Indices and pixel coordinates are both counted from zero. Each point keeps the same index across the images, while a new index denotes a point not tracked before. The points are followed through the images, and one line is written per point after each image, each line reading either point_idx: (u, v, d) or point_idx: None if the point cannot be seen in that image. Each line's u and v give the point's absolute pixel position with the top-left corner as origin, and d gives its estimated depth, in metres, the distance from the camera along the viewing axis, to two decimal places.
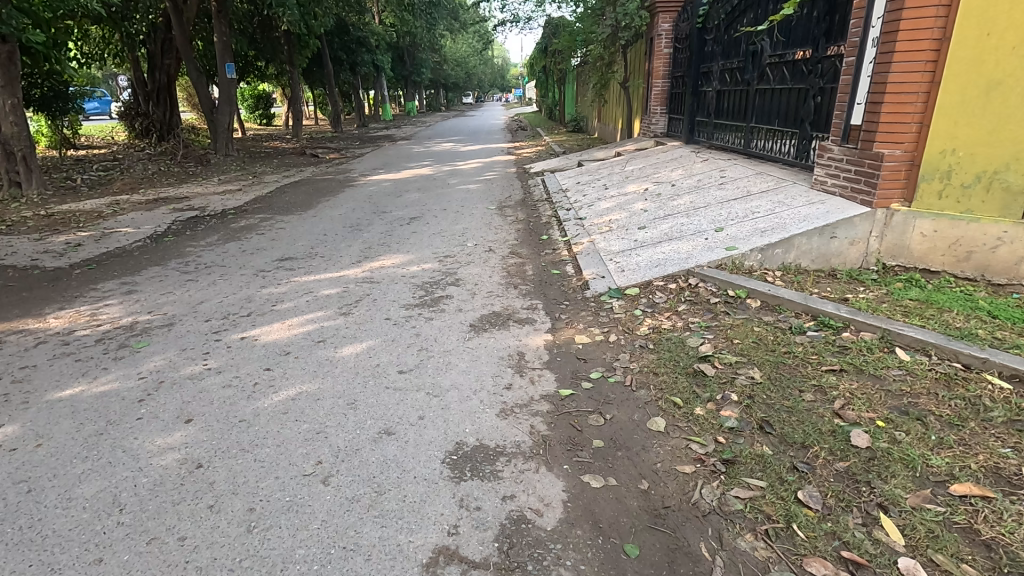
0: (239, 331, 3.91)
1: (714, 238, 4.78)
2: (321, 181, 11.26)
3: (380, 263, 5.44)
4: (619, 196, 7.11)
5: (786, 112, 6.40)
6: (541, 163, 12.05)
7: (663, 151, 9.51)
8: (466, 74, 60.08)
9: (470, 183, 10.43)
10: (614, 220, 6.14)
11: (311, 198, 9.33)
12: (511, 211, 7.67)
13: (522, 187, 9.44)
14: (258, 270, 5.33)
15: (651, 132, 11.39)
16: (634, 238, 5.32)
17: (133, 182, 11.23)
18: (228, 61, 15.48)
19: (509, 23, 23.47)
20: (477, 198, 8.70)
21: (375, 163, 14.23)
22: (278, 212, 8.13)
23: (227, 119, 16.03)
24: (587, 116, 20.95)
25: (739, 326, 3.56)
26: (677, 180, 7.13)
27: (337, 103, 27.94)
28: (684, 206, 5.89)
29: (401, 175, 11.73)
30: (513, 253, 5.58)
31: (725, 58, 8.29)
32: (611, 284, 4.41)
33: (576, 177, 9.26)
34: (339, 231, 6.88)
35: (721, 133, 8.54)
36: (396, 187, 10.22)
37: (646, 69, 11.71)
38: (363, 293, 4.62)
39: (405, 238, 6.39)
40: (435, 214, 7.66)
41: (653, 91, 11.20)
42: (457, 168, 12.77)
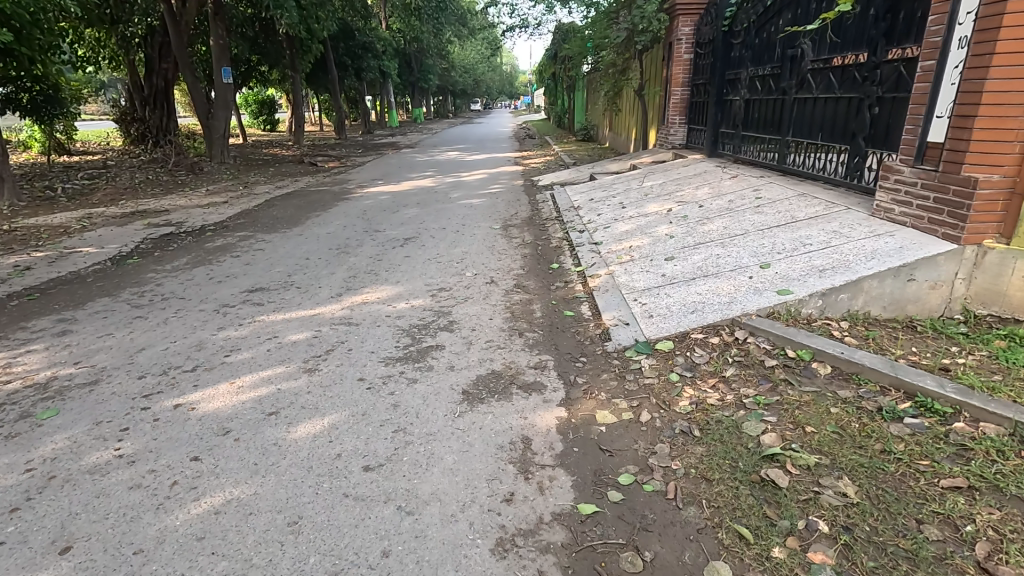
0: (175, 394, 3.14)
1: (760, 276, 3.96)
2: (314, 193, 10.55)
3: (362, 298, 4.67)
4: (638, 217, 6.31)
5: (834, 125, 5.60)
6: (551, 175, 11.29)
7: (684, 165, 8.71)
8: (474, 80, 59.65)
9: (473, 196, 9.70)
10: (635, 247, 5.35)
11: (300, 212, 8.61)
12: (517, 231, 6.90)
13: (529, 203, 8.68)
14: (220, 305, 4.57)
15: (669, 143, 10.62)
16: (661, 272, 4.53)
17: (117, 192, 10.58)
18: (225, 66, 14.86)
19: (518, 29, 22.80)
20: (479, 215, 7.93)
21: (375, 172, 13.54)
22: (261, 229, 7.41)
23: (223, 125, 15.55)
24: (597, 125, 20.22)
25: (810, 406, 2.74)
26: (705, 201, 6.33)
27: (341, 109, 27.38)
28: (717, 234, 5.08)
29: (400, 187, 11.01)
30: (518, 286, 4.80)
31: (756, 64, 7.51)
32: (637, 334, 3.62)
33: (588, 193, 8.48)
34: (323, 253, 6.14)
35: (750, 146, 7.74)
36: (393, 200, 9.50)
37: (664, 75, 10.95)
38: (337, 339, 3.84)
39: (395, 264, 5.64)
40: (432, 234, 6.91)
41: (671, 99, 10.44)
42: (461, 180, 12.06)
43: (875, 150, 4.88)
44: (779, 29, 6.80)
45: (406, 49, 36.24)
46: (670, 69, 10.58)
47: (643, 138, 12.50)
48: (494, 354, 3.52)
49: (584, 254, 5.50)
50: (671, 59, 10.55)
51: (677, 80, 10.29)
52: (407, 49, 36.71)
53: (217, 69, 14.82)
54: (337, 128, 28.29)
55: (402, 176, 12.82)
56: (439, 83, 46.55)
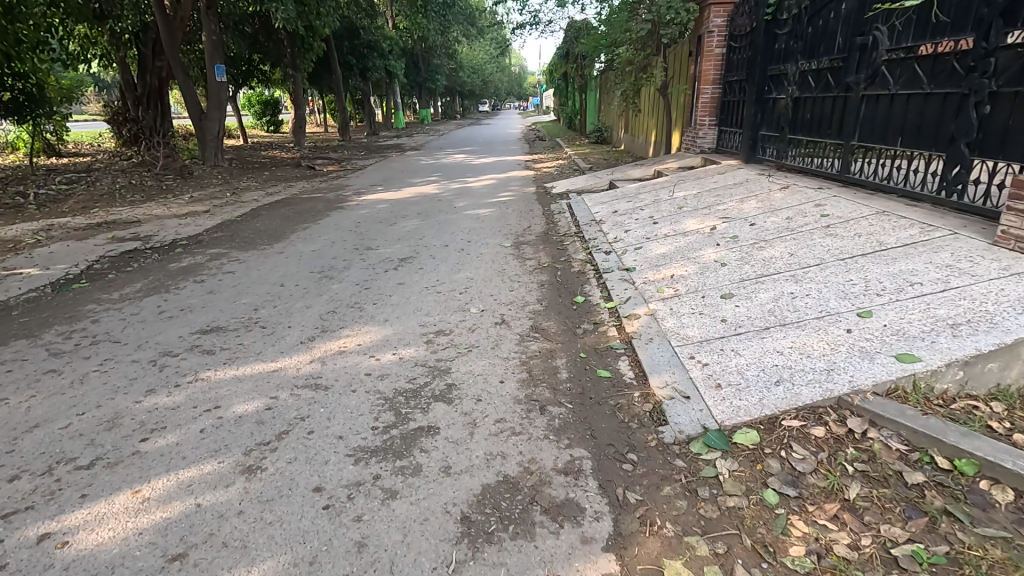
0: (49, 514, 2.18)
1: (862, 329, 2.96)
2: (307, 201, 9.64)
3: (340, 345, 3.71)
4: (676, 237, 5.32)
5: (922, 127, 4.61)
6: (565, 182, 10.32)
7: (719, 172, 7.72)
8: (483, 81, 58.76)
9: (480, 206, 8.74)
10: (679, 277, 4.35)
11: (286, 224, 7.69)
12: (531, 250, 5.93)
13: (544, 215, 7.71)
14: (160, 353, 3.63)
15: (697, 147, 9.63)
16: (719, 317, 3.54)
17: (93, 198, 9.73)
18: (219, 63, 14.04)
19: (528, 27, 21.92)
20: (487, 230, 6.97)
21: (376, 177, 12.64)
22: (238, 245, 6.49)
23: (216, 126, 14.71)
24: (612, 127, 19.25)
25: (1008, 569, 1.74)
26: (755, 218, 5.33)
27: (344, 110, 26.59)
28: (784, 263, 4.07)
29: (401, 194, 10.09)
30: (535, 330, 3.82)
31: (807, 56, 6.51)
32: (704, 416, 2.63)
33: (610, 204, 7.49)
34: (302, 278, 5.20)
35: (798, 152, 6.75)
36: (391, 210, 8.56)
37: (692, 73, 9.97)
38: (297, 413, 2.88)
39: (386, 294, 4.69)
40: (433, 253, 5.97)
41: (700, 99, 9.45)
42: (467, 186, 11.11)
43: (994, 159, 3.89)
44: (840, 15, 5.80)
45: (413, 48, 35.45)
46: (700, 66, 9.60)
47: (666, 141, 11.50)
48: (508, 445, 2.54)
49: (614, 284, 4.52)
50: (700, 54, 9.57)
51: (707, 77, 9.31)
52: (414, 49, 35.92)
53: (210, 66, 14.00)
54: (340, 129, 27.46)
55: (404, 181, 11.91)
56: (447, 83, 45.75)
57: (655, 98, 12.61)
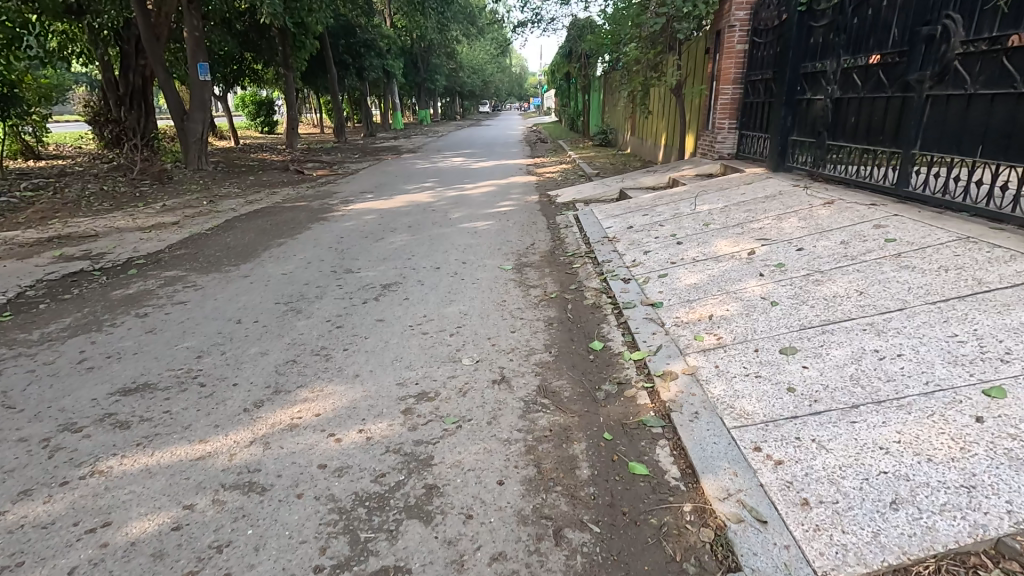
0: None
1: (1000, 417, 2.15)
2: (288, 211, 8.83)
3: (293, 415, 2.89)
4: (707, 264, 4.51)
5: (1015, 134, 3.83)
6: (571, 189, 9.52)
7: (745, 182, 6.90)
8: (483, 82, 57.99)
9: (478, 217, 7.94)
10: (720, 320, 3.53)
11: (260, 239, 6.88)
12: (535, 275, 5.12)
13: (549, 230, 6.91)
14: (59, 425, 2.81)
15: (716, 153, 8.82)
16: (784, 384, 2.72)
17: (56, 206, 8.93)
18: (202, 61, 13.28)
19: (529, 25, 21.16)
20: (484, 247, 6.16)
21: (368, 182, 11.84)
22: (199, 266, 5.69)
23: (199, 128, 13.82)
24: (617, 129, 18.48)
25: None
26: (801, 239, 4.51)
27: (339, 111, 25.83)
28: (853, 306, 3.26)
29: (392, 203, 9.28)
30: (543, 393, 3.00)
31: (851, 50, 5.71)
32: (796, 558, 1.80)
33: (622, 218, 6.69)
34: (264, 311, 4.39)
35: (839, 159, 5.94)
36: (380, 222, 7.76)
37: (710, 71, 9.16)
38: (215, 538, 2.05)
39: (360, 336, 3.86)
40: (421, 278, 5.16)
41: (719, 100, 8.64)
42: (464, 194, 10.30)
43: None
44: (896, 2, 5.02)
45: (411, 48, 34.74)
46: (719, 64, 8.79)
47: (679, 145, 10.69)
48: None
49: (639, 327, 3.69)
50: (720, 51, 8.76)
51: (728, 77, 8.50)
52: (413, 48, 35.21)
53: (192, 64, 13.23)
54: (336, 131, 26.69)
55: (398, 188, 11.09)
56: (446, 83, 44.96)
57: (667, 100, 11.79)
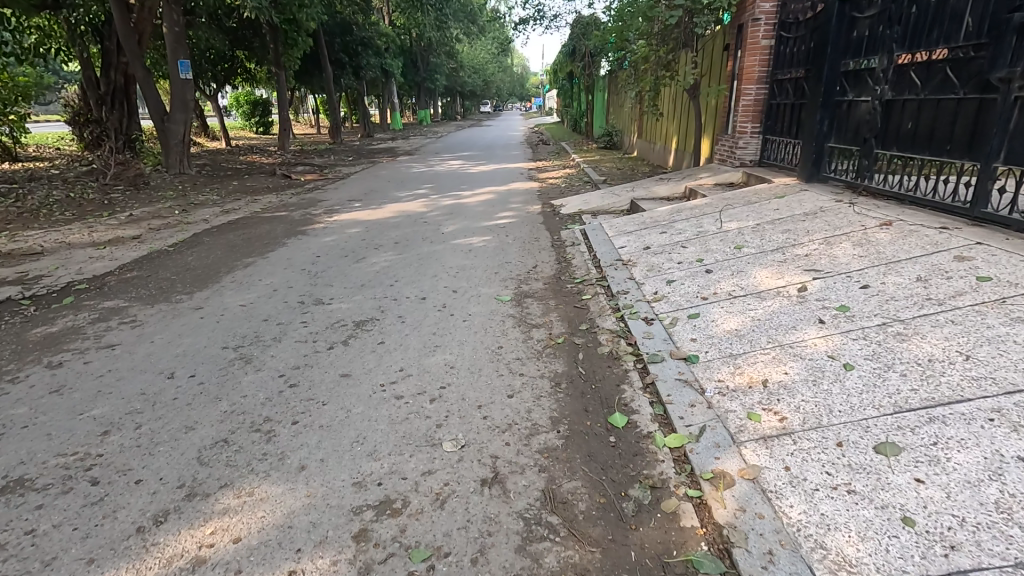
0: None
1: None
2: (266, 222, 8.04)
3: (203, 541, 2.09)
4: (749, 302, 3.71)
5: None
6: (577, 199, 8.72)
7: (776, 195, 6.09)
8: (484, 82, 57.17)
9: (475, 230, 7.14)
10: (778, 389, 2.72)
11: (226, 258, 6.08)
12: (538, 309, 4.31)
13: (553, 248, 6.10)
14: None
15: (737, 160, 8.01)
16: (894, 508, 1.91)
17: (11, 217, 8.13)
18: (183, 58, 12.51)
19: (531, 23, 20.37)
20: (479, 270, 5.36)
21: (358, 189, 11.05)
22: (147, 293, 4.89)
23: (180, 129, 13.02)
24: (623, 131, 17.69)
25: None
26: (862, 271, 3.71)
27: (335, 111, 25.03)
28: (962, 378, 2.45)
29: (381, 213, 8.49)
30: (549, 506, 2.20)
31: (908, 44, 4.91)
32: None
33: (638, 235, 5.88)
34: (206, 360, 3.58)
35: (890, 171, 5.13)
36: (365, 237, 6.97)
37: (730, 69, 8.34)
38: None
39: (317, 400, 3.05)
40: (404, 312, 4.36)
41: (741, 102, 7.82)
42: (460, 202, 9.50)
43: None
44: None
45: (411, 46, 33.98)
46: (740, 61, 7.97)
47: (694, 150, 9.89)
48: None
49: (672, 395, 2.88)
50: (741, 47, 7.95)
51: (751, 76, 7.70)
52: (412, 47, 34.43)
53: (172, 61, 12.45)
54: (332, 131, 25.89)
55: (389, 195, 10.30)
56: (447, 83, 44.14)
57: (680, 101, 10.99)
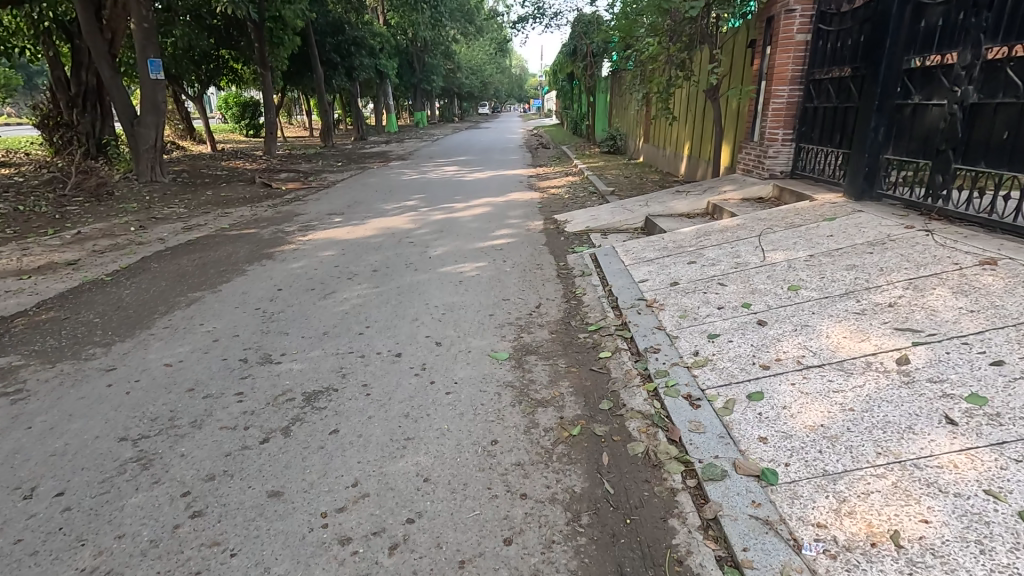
0: None
1: None
2: (231, 241, 7.06)
3: None
4: (829, 378, 2.76)
5: None
6: (584, 214, 7.77)
7: (824, 216, 5.13)
8: (482, 82, 56.15)
9: (468, 253, 6.17)
10: (927, 559, 1.74)
11: (170, 291, 5.10)
12: (544, 375, 3.34)
13: (560, 279, 5.16)
14: None
15: (766, 171, 7.06)
16: None
17: None
18: (153, 56, 11.51)
19: (530, 21, 19.39)
20: (470, 311, 4.39)
21: (341, 199, 10.07)
22: (55, 345, 3.92)
23: (152, 133, 12.05)
24: (628, 135, 16.74)
25: None
26: (980, 336, 2.75)
27: (326, 113, 24.06)
28: None
29: (362, 231, 7.53)
30: None
31: (1004, 34, 3.99)
32: None
33: (660, 265, 4.93)
34: (90, 463, 2.60)
35: (980, 190, 4.23)
36: (340, 262, 6.00)
37: (756, 68, 7.39)
38: None
39: (222, 551, 2.06)
40: (371, 377, 3.38)
41: (771, 105, 6.87)
42: (452, 216, 8.54)
43: None
44: None
45: (406, 46, 32.95)
46: (769, 59, 7.02)
47: (712, 158, 8.94)
48: None
49: (753, 553, 1.91)
50: (771, 43, 7.01)
51: (784, 75, 6.75)
52: (407, 46, 33.40)
53: (141, 60, 11.45)
54: (324, 134, 24.90)
55: (375, 207, 9.34)
56: (444, 83, 43.12)
57: (695, 104, 10.03)
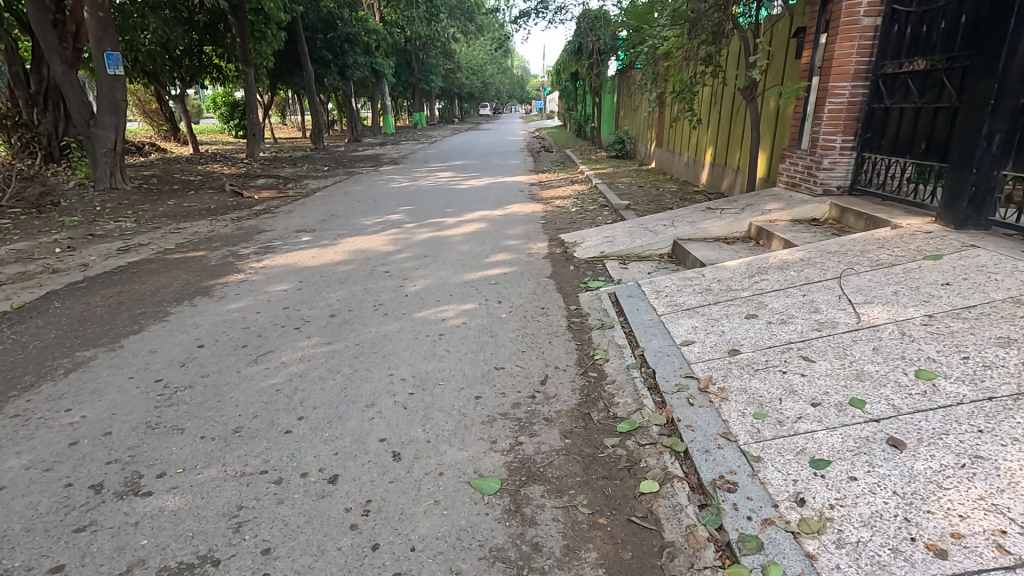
0: None
1: None
2: (169, 267, 5.82)
3: None
4: None
5: None
6: (596, 235, 6.52)
7: (923, 251, 3.88)
8: (482, 83, 55.06)
9: (454, 289, 4.94)
10: None
11: (54, 348, 3.84)
12: (554, 535, 2.09)
13: (571, 333, 3.92)
14: None
15: (819, 186, 5.80)
16: None
17: None
18: (108, 49, 10.23)
19: (532, 15, 18.18)
20: (449, 393, 3.14)
21: (317, 212, 8.83)
22: None
23: (110, 135, 10.80)
24: (639, 138, 15.48)
25: None
26: None
27: (316, 114, 22.88)
28: None
29: (331, 255, 6.29)
30: None
31: None
32: None
33: (707, 319, 3.69)
34: None
35: None
36: (294, 301, 4.77)
37: (806, 60, 6.12)
38: None
39: None
40: (279, 535, 2.13)
41: (827, 106, 5.61)
42: (441, 234, 7.31)
43: None
44: None
45: (403, 44, 32.02)
46: (824, 49, 5.74)
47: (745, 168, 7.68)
48: None
49: None
50: (827, 29, 5.72)
51: (845, 69, 5.47)
52: (404, 44, 32.50)
53: (96, 53, 10.18)
54: (315, 136, 23.69)
55: (353, 222, 8.10)
56: (443, 84, 42.05)
57: (724, 106, 8.75)
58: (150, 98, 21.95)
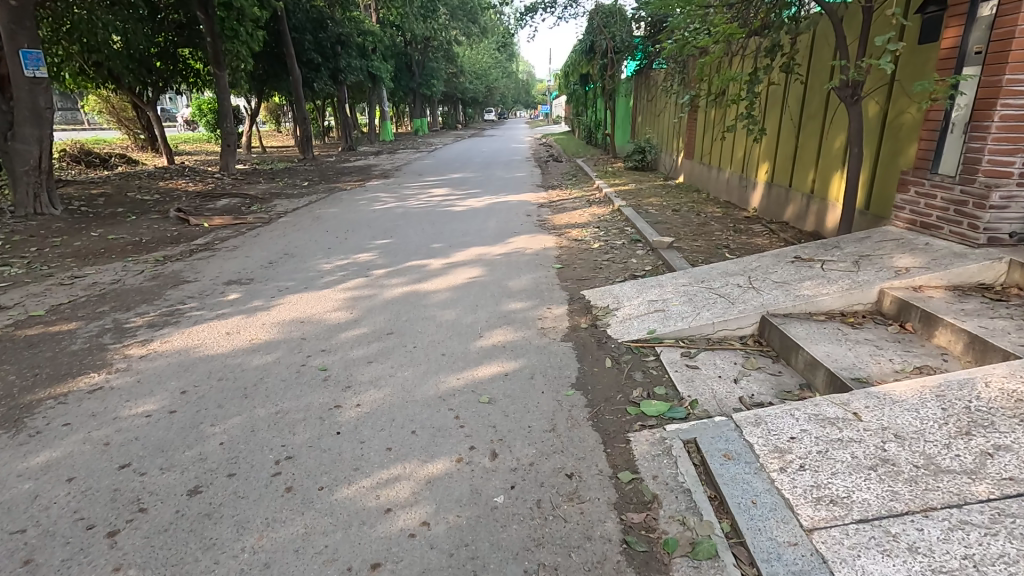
0: None
1: None
2: (4, 357, 3.90)
3: None
4: None
5: None
6: (636, 299, 4.55)
7: None
8: (486, 87, 53.37)
9: (421, 419, 3.00)
10: None
11: None
12: None
13: (632, 570, 1.97)
14: None
15: (981, 233, 3.83)
16: None
17: None
18: (24, 45, 8.42)
19: (539, 10, 16.28)
20: None
21: (266, 250, 6.92)
22: None
23: (31, 150, 8.93)
24: (662, 147, 13.59)
25: None
26: None
27: (305, 122, 21.11)
28: None
29: (254, 330, 4.37)
30: None
31: None
32: None
33: (930, 571, 1.72)
34: None
35: None
36: (150, 442, 2.84)
37: (951, 43, 4.13)
38: None
39: None
40: None
41: (1000, 113, 3.69)
42: (420, 287, 5.38)
43: None
44: None
45: (402, 47, 30.27)
46: (991, 25, 3.79)
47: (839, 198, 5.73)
48: None
49: None
50: None
51: None
52: (403, 46, 30.78)
53: (8, 51, 8.36)
54: (303, 146, 21.91)
55: (308, 266, 6.19)
56: (445, 88, 40.33)
57: (791, 111, 6.78)
58: (123, 105, 20.18)
